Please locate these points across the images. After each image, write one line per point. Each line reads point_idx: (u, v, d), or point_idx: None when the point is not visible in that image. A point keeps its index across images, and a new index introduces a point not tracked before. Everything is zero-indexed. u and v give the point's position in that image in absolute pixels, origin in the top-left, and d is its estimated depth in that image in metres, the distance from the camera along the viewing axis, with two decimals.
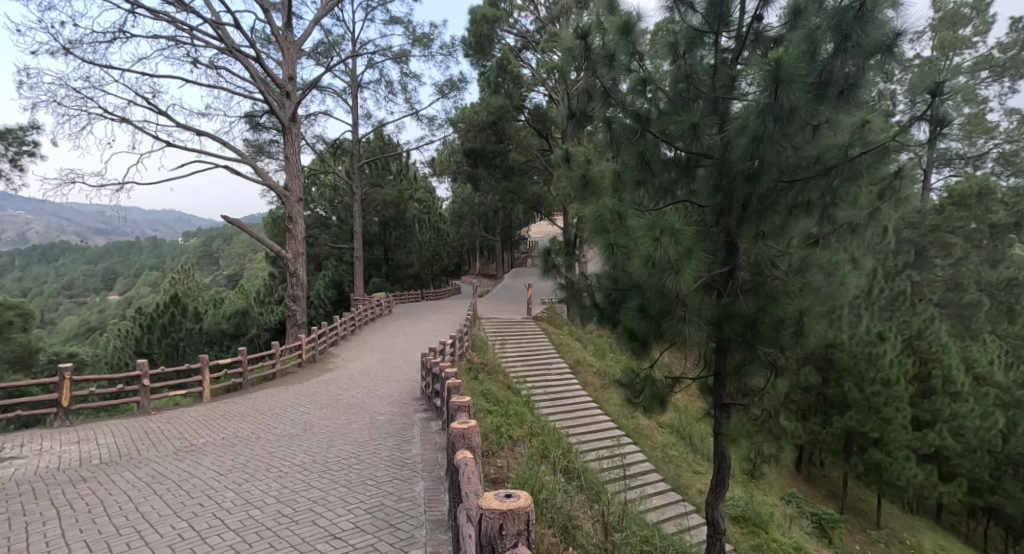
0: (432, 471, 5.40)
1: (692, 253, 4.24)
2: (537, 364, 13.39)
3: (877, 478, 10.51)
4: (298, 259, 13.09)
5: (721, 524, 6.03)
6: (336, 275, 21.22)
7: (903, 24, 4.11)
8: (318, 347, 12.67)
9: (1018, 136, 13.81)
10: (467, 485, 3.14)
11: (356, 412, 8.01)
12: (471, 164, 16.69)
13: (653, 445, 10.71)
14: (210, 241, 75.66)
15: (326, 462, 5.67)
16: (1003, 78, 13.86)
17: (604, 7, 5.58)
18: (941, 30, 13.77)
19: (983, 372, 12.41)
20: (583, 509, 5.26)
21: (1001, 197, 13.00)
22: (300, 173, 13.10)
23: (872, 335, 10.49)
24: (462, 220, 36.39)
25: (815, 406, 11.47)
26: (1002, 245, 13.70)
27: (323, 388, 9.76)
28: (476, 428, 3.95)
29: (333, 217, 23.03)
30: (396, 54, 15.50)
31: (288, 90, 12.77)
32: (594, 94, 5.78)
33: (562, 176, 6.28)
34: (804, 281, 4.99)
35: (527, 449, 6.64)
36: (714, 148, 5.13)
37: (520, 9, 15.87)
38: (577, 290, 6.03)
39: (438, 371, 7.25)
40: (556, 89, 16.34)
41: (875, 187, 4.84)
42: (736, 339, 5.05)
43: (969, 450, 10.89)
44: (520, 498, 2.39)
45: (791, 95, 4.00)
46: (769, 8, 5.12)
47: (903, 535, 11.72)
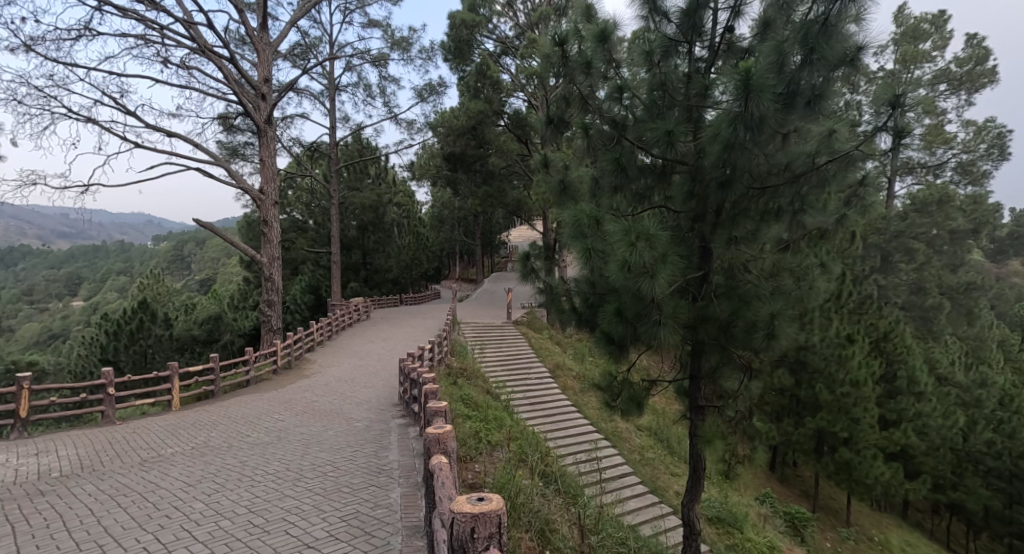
0: (409, 477, 5.34)
1: (667, 258, 4.32)
2: (517, 369, 13.38)
3: (847, 477, 10.80)
4: (273, 263, 12.85)
5: (697, 525, 6.12)
6: (313, 279, 20.92)
7: (865, 39, 4.31)
8: (293, 353, 12.46)
9: (974, 146, 14.45)
10: (441, 490, 3.14)
11: (332, 419, 7.88)
12: (450, 169, 16.75)
13: (631, 447, 10.82)
14: (182, 244, 73.65)
15: (301, 470, 5.58)
16: (960, 92, 14.50)
17: (581, 15, 5.66)
18: (902, 44, 14.33)
19: (945, 372, 13.01)
20: (560, 513, 5.28)
21: (960, 205, 13.70)
22: (275, 176, 12.86)
23: (841, 337, 10.79)
24: (442, 225, 36.32)
25: (788, 408, 11.74)
26: (961, 251, 14.29)
27: (298, 395, 9.58)
28: (452, 432, 3.94)
29: (310, 221, 22.72)
30: (374, 58, 15.40)
31: (263, 92, 12.53)
32: (572, 100, 5.86)
33: (541, 181, 6.31)
34: (775, 285, 5.13)
35: (505, 454, 6.64)
36: (688, 155, 5.25)
37: (499, 15, 15.93)
38: (555, 294, 6.07)
39: (416, 376, 7.19)
40: (535, 95, 16.41)
41: (842, 194, 5.03)
42: (709, 342, 5.16)
43: (933, 448, 11.30)
44: (493, 500, 2.40)
45: (760, 105, 4.11)
46: (740, 20, 5.24)
47: (872, 532, 12.05)
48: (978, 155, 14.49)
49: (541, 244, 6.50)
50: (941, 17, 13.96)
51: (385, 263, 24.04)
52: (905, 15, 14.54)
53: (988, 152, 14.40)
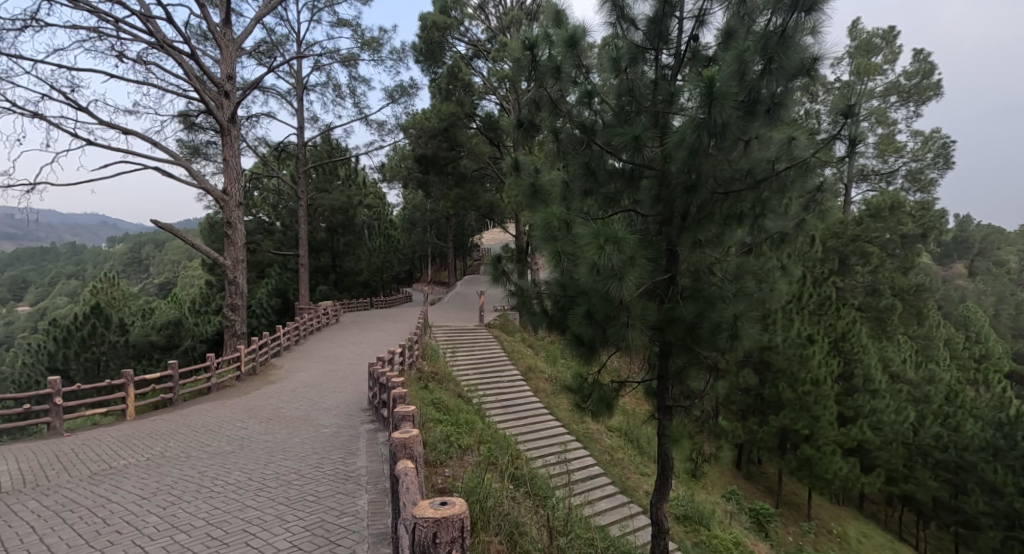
0: (376, 484, 5.26)
1: (635, 260, 4.39)
2: (489, 372, 13.33)
3: (808, 473, 11.19)
4: (237, 267, 12.47)
5: (664, 524, 6.20)
6: (280, 282, 20.56)
7: (821, 50, 4.48)
8: (258, 359, 12.11)
9: (922, 155, 15.22)
10: (406, 496, 3.10)
11: (299, 426, 7.68)
12: (422, 171, 16.66)
13: (601, 448, 10.92)
14: (139, 245, 70.75)
15: (265, 479, 5.42)
16: (909, 103, 15.25)
17: (551, 21, 5.68)
18: (856, 57, 14.99)
19: (897, 370, 13.62)
20: (529, 515, 5.29)
21: (909, 211, 14.43)
22: (240, 176, 12.48)
23: (802, 337, 11.12)
24: (414, 227, 36.09)
25: (753, 407, 12.07)
26: (911, 254, 14.95)
27: (263, 402, 9.31)
28: (419, 436, 3.89)
29: (277, 223, 22.16)
30: (344, 58, 15.15)
31: (226, 90, 12.19)
32: (542, 104, 5.88)
33: (512, 185, 6.31)
34: (738, 287, 5.27)
35: (475, 458, 6.61)
36: (656, 159, 5.35)
37: (471, 17, 15.87)
38: (527, 296, 6.09)
39: (385, 381, 7.09)
40: (507, 98, 16.41)
41: (801, 199, 5.21)
42: (676, 343, 5.27)
43: (887, 443, 11.78)
44: (456, 504, 2.38)
45: (723, 112, 4.24)
46: (705, 29, 5.38)
47: (830, 525, 12.53)
48: (925, 163, 15.28)
49: (513, 246, 6.52)
50: (891, 32, 14.67)
51: (356, 265, 23.62)
52: (859, 29, 15.21)
53: (934, 161, 15.22)
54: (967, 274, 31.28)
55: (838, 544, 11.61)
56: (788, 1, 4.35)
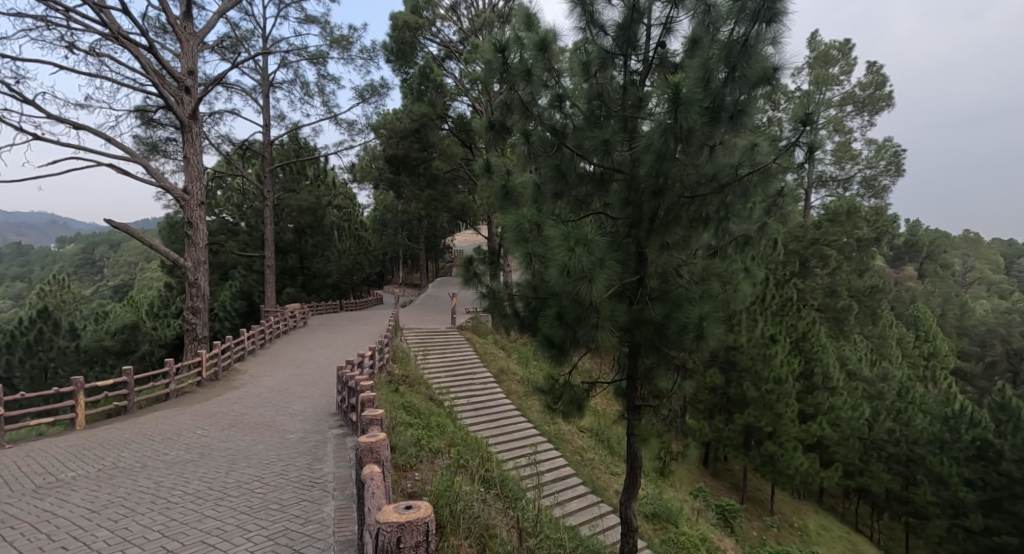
0: (344, 490, 5.17)
1: (604, 262, 4.44)
2: (461, 375, 13.25)
3: (771, 469, 11.53)
4: (199, 268, 12.05)
5: (634, 522, 6.28)
6: (244, 284, 20.05)
7: (780, 60, 4.66)
8: (221, 363, 11.74)
9: (876, 163, 15.93)
10: (371, 501, 3.07)
11: (264, 432, 7.47)
12: (393, 171, 16.50)
13: (572, 449, 10.98)
14: (93, 246, 67.78)
15: (226, 488, 5.25)
16: (864, 113, 15.95)
17: (522, 23, 5.68)
18: (815, 67, 15.59)
19: (854, 368, 14.19)
20: (499, 517, 5.28)
21: (865, 216, 15.07)
22: (202, 175, 12.07)
23: (765, 337, 11.46)
24: (385, 229, 35.72)
25: (719, 405, 12.39)
26: (867, 257, 15.60)
27: (225, 408, 9.03)
28: (386, 440, 3.85)
29: (242, 223, 21.50)
30: (312, 55, 14.85)
31: (187, 85, 11.78)
32: (513, 107, 5.89)
33: (483, 187, 6.30)
34: (704, 289, 5.38)
35: (445, 461, 6.57)
36: (625, 163, 5.43)
37: (443, 18, 15.80)
38: (498, 299, 6.10)
39: (353, 385, 6.97)
40: (479, 100, 16.39)
41: (763, 203, 5.36)
42: (645, 343, 5.37)
43: (844, 439, 12.25)
44: (420, 508, 2.37)
45: (688, 118, 4.35)
46: (671, 36, 5.49)
47: (792, 519, 12.95)
48: (879, 171, 16.00)
49: (485, 248, 6.51)
50: (847, 45, 15.32)
51: (325, 267, 23.14)
52: (817, 41, 15.83)
53: (887, 169, 15.95)
54: (917, 276, 32.89)
55: (799, 538, 12.00)
56: (750, 11, 4.49)
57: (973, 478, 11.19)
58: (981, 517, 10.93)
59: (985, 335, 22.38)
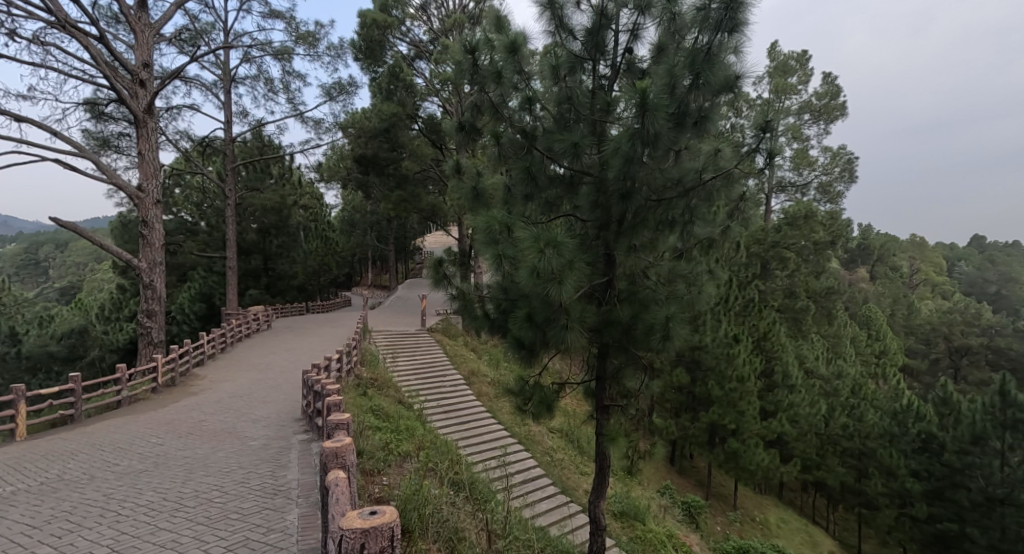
0: (308, 497, 5.06)
1: (574, 264, 4.48)
2: (431, 377, 13.14)
3: (734, 465, 11.87)
4: (154, 269, 11.58)
5: (602, 521, 6.36)
6: (204, 286, 19.39)
7: (742, 69, 4.81)
8: (178, 369, 11.30)
9: (831, 169, 16.64)
10: (335, 507, 3.02)
11: (223, 439, 7.23)
12: (361, 171, 16.24)
13: (542, 450, 11.03)
14: (38, 247, 64.31)
15: (182, 498, 5.05)
16: (820, 122, 16.62)
17: (493, 25, 5.69)
18: (774, 77, 16.17)
19: (811, 366, 14.75)
20: (468, 520, 5.26)
21: (821, 220, 15.69)
22: (158, 172, 11.60)
23: (729, 337, 11.80)
24: (353, 229, 35.16)
25: (685, 404, 12.69)
26: (822, 260, 16.28)
27: (182, 415, 8.70)
28: (351, 444, 3.80)
29: (202, 223, 20.74)
30: (276, 51, 14.48)
31: (142, 78, 11.30)
32: (483, 108, 5.90)
33: (453, 188, 6.26)
34: (670, 290, 5.50)
35: (414, 464, 6.51)
36: (594, 166, 5.51)
37: (412, 18, 15.66)
38: (468, 300, 6.08)
39: (319, 389, 6.83)
40: (449, 101, 16.31)
41: (726, 207, 5.52)
42: (613, 344, 5.46)
43: (802, 434, 12.70)
44: (385, 513, 2.36)
45: (655, 123, 4.44)
46: (638, 42, 5.59)
47: (754, 513, 13.35)
48: (834, 177, 16.70)
49: (455, 250, 6.47)
50: (804, 56, 15.94)
51: (290, 268, 22.57)
52: (776, 51, 16.42)
53: (841, 175, 16.66)
54: (869, 278, 34.52)
55: (761, 532, 12.39)
56: (713, 21, 4.62)
57: (919, 469, 11.96)
58: (925, 506, 11.75)
59: (928, 334, 23.31)
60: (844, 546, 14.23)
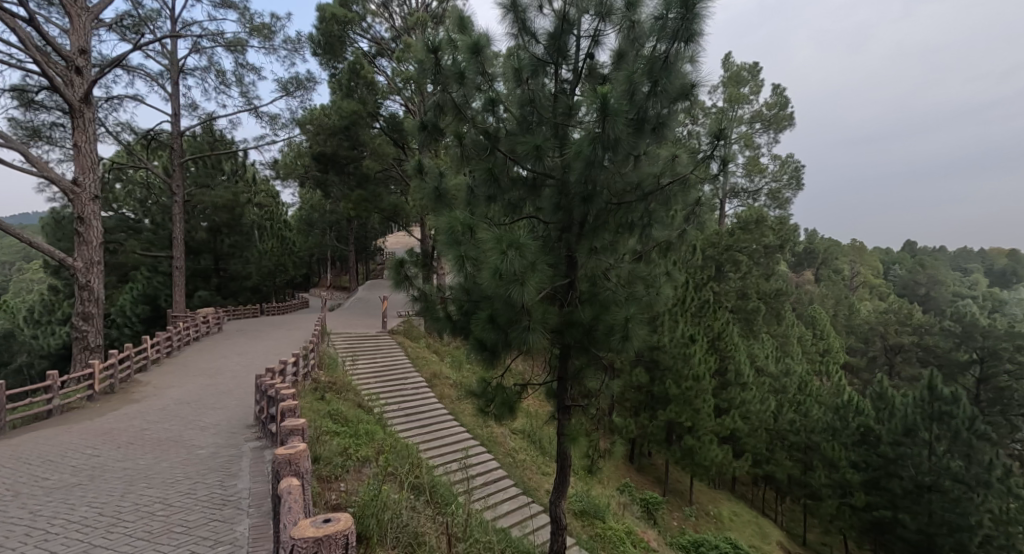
0: (260, 507, 4.89)
1: (536, 266, 4.50)
2: (392, 380, 12.93)
3: (690, 461, 12.24)
4: (92, 269, 10.92)
5: (563, 520, 6.42)
6: (148, 288, 18.44)
7: (697, 77, 4.97)
8: (118, 375, 10.68)
9: (780, 177, 17.43)
10: (288, 516, 2.94)
11: (168, 448, 6.88)
12: (320, 170, 15.83)
13: (504, 451, 11.04)
14: None
15: (120, 513, 4.77)
16: (770, 131, 17.39)
17: (456, 26, 5.68)
18: (728, 87, 16.80)
19: (762, 364, 15.39)
20: (428, 523, 5.21)
21: (771, 225, 16.42)
22: (96, 166, 10.95)
23: (685, 337, 12.14)
24: (311, 229, 34.27)
25: (644, 403, 12.99)
26: (771, 263, 17.04)
27: (122, 424, 8.22)
28: (306, 451, 3.71)
29: (146, 220, 19.71)
30: (229, 42, 13.92)
31: (78, 65, 10.64)
32: (446, 108, 5.86)
33: (415, 188, 6.16)
34: (630, 291, 5.62)
35: (373, 469, 6.40)
36: (556, 170, 5.57)
37: (374, 14, 15.40)
38: (430, 302, 6.02)
39: (273, 394, 6.61)
40: (411, 100, 16.12)
41: (683, 211, 5.68)
42: (575, 345, 5.54)
43: (753, 430, 13.23)
44: (340, 520, 2.32)
45: (616, 127, 4.53)
46: (599, 48, 5.68)
47: (709, 507, 13.81)
48: (782, 184, 17.50)
49: (417, 251, 6.39)
50: (755, 68, 16.63)
51: (243, 269, 21.75)
52: (730, 62, 17.06)
53: (789, 183, 17.48)
54: (814, 280, 36.34)
55: (714, 525, 12.82)
56: (670, 30, 4.74)
57: (858, 460, 12.65)
58: (864, 494, 12.40)
59: (868, 333, 24.72)
60: (791, 536, 14.92)
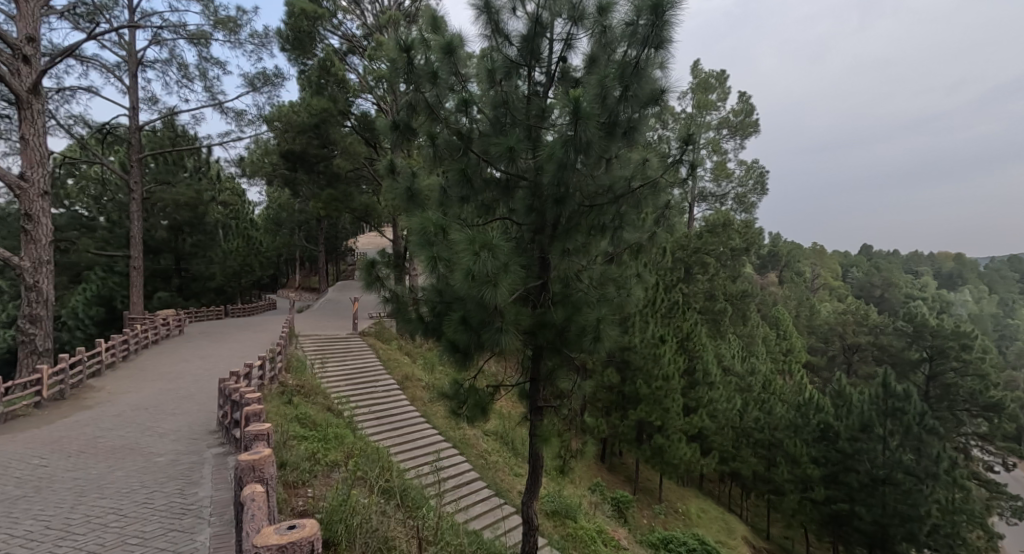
0: (222, 515, 4.75)
1: (508, 268, 4.49)
2: (362, 383, 12.72)
3: (659, 460, 12.46)
4: (40, 269, 10.39)
5: (535, 521, 6.43)
6: (103, 288, 17.66)
7: (667, 83, 5.06)
8: (68, 381, 10.18)
9: (746, 181, 17.94)
10: (250, 524, 2.86)
11: (124, 457, 6.60)
12: (288, 168, 15.48)
13: (477, 453, 11.00)
14: None
15: (70, 525, 4.55)
16: (736, 137, 17.88)
17: (429, 26, 5.65)
18: (697, 93, 17.19)
19: (728, 364, 15.81)
20: (398, 527, 5.15)
21: (737, 228, 16.89)
22: (45, 160, 10.43)
23: (655, 338, 12.35)
24: (279, 228, 33.51)
25: (615, 403, 13.14)
26: (737, 265, 17.52)
27: (73, 432, 7.84)
28: (270, 457, 3.62)
29: (101, 218, 18.88)
30: (191, 34, 13.48)
31: (26, 53, 10.10)
32: (418, 108, 5.81)
33: (387, 188, 6.08)
34: (601, 293, 5.67)
35: (342, 474, 6.29)
36: (529, 171, 5.60)
37: (345, 11, 15.16)
38: (402, 303, 5.97)
39: (237, 398, 6.43)
40: (384, 99, 15.92)
41: (653, 214, 5.78)
42: (547, 346, 5.57)
43: (721, 428, 13.55)
44: (305, 526, 2.28)
45: (587, 130, 4.57)
46: (572, 52, 5.72)
47: (677, 505, 14.08)
48: (748, 189, 18.01)
49: (389, 252, 6.32)
50: (723, 75, 17.08)
51: (206, 269, 21.08)
52: (698, 69, 17.46)
53: (754, 188, 18.01)
54: (778, 282, 37.56)
55: (683, 522, 13.07)
56: (640, 37, 4.84)
57: (818, 456, 13.12)
58: (823, 488, 12.87)
59: (827, 333, 25.68)
60: (756, 530, 15.37)
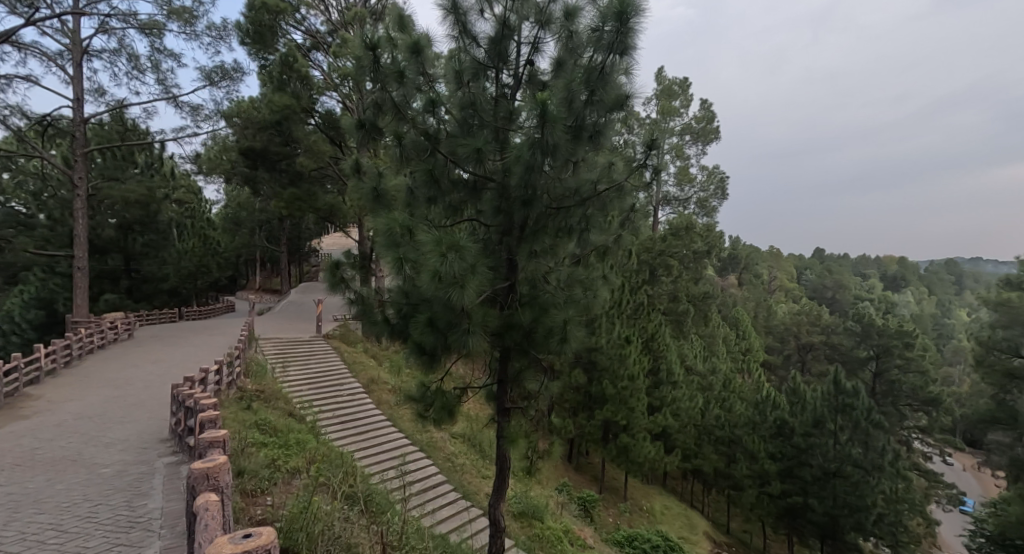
0: (174, 526, 4.56)
1: (476, 269, 4.48)
2: (326, 387, 12.44)
3: (624, 458, 12.67)
4: None
5: (501, 523, 6.41)
6: (43, 291, 16.65)
7: (632, 89, 5.16)
8: (3, 390, 9.53)
9: (707, 186, 18.51)
10: (204, 534, 2.76)
11: (65, 469, 6.23)
12: (249, 165, 15.02)
13: (444, 456, 10.91)
14: None
15: (2, 544, 4.27)
16: (698, 143, 18.40)
17: (395, 25, 5.60)
18: (660, 99, 17.60)
19: (691, 363, 16.23)
20: (361, 533, 5.06)
21: (699, 232, 17.37)
22: None
23: (621, 339, 12.56)
24: (238, 228, 32.42)
25: (581, 403, 13.27)
26: (699, 267, 18.03)
27: (7, 444, 7.35)
28: (226, 464, 3.50)
29: (40, 215, 17.70)
30: (143, 24, 12.90)
31: None
32: (385, 108, 5.71)
33: (352, 188, 5.96)
34: (568, 294, 5.73)
35: (303, 481, 6.12)
36: (496, 173, 5.61)
37: (309, 7, 14.83)
38: (368, 305, 5.87)
39: (191, 405, 6.17)
40: (349, 97, 15.59)
41: (619, 217, 5.88)
42: (514, 347, 5.58)
43: (684, 426, 13.90)
44: (261, 535, 2.20)
45: (554, 133, 4.61)
46: (539, 55, 5.76)
47: (642, 502, 14.35)
48: (709, 194, 18.58)
49: (355, 252, 6.20)
50: (685, 82, 17.56)
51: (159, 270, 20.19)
52: (662, 76, 17.88)
53: (715, 192, 18.59)
54: (737, 284, 38.83)
55: (647, 519, 13.33)
56: (606, 42, 4.93)
57: (775, 451, 13.64)
58: (779, 483, 13.37)
59: (783, 333, 26.72)
60: (717, 525, 15.82)
